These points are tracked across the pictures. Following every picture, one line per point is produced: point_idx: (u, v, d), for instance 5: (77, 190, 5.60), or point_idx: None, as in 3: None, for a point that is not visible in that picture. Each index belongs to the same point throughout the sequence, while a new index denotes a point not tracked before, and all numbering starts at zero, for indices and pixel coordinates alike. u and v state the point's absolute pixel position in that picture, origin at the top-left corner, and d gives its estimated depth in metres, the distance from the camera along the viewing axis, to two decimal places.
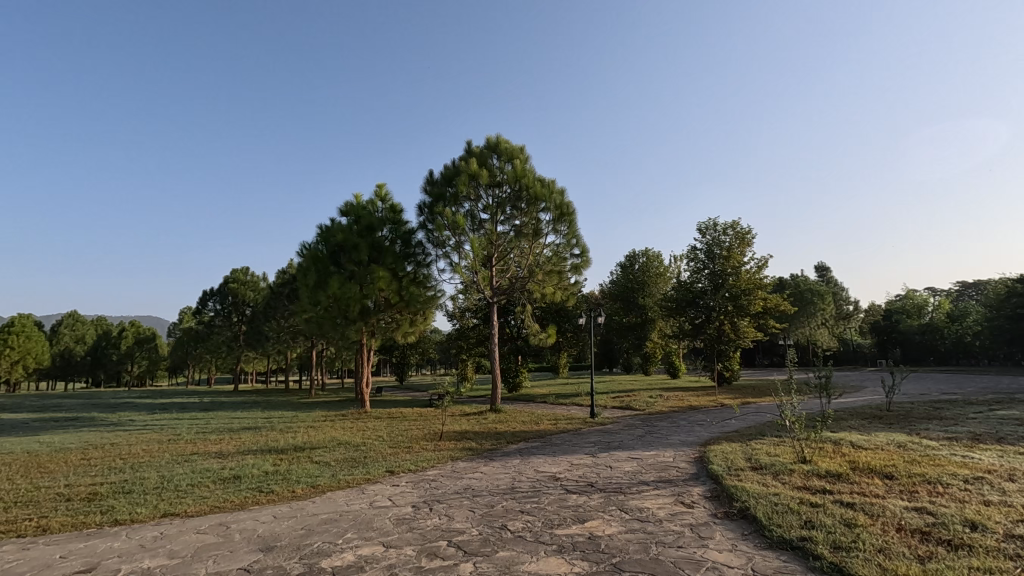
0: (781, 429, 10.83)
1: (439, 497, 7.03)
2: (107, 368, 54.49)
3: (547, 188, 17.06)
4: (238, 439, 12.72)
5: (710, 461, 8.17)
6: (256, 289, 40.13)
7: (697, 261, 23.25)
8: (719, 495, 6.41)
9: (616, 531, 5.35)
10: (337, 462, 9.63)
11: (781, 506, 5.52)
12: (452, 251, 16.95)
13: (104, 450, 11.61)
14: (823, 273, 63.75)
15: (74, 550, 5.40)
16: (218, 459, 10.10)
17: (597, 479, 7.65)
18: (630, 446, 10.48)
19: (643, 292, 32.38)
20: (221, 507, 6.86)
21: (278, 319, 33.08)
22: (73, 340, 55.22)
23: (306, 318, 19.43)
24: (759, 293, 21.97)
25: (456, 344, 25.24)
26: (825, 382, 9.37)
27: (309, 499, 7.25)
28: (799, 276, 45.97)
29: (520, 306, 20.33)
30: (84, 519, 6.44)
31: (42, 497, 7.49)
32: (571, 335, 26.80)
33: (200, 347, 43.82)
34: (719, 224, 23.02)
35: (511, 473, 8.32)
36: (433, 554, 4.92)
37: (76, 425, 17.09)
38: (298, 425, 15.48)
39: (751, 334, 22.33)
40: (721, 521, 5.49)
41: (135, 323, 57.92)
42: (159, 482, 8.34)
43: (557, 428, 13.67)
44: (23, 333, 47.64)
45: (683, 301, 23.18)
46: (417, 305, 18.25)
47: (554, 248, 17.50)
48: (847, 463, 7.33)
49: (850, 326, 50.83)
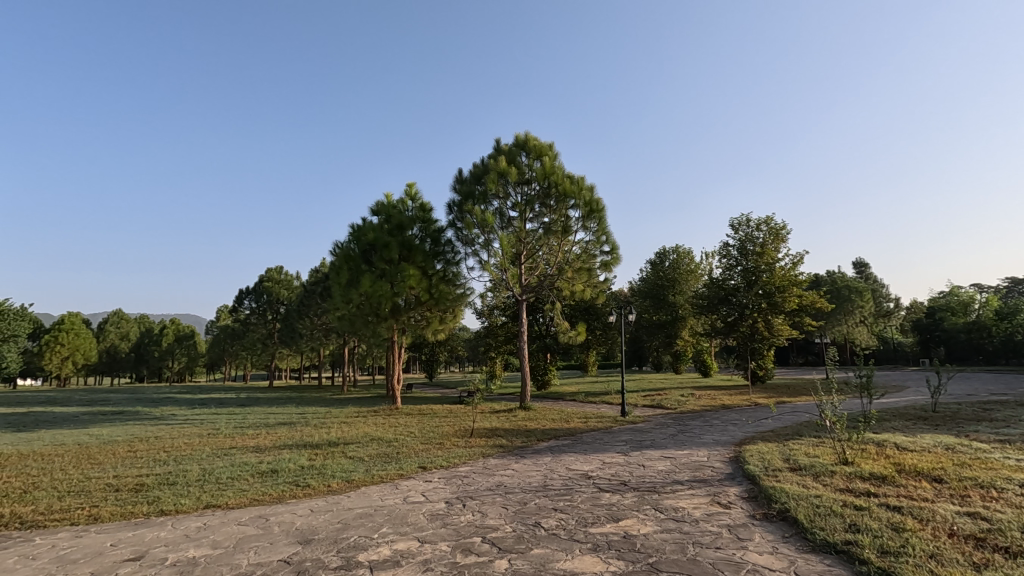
0: (820, 430, 10.51)
1: (472, 494, 7.06)
2: (150, 364, 56.76)
3: (577, 184, 16.90)
4: (275, 434, 13.02)
5: (746, 461, 7.99)
6: (291, 288, 41.14)
7: (730, 258, 22.77)
8: (756, 496, 6.28)
9: (652, 530, 5.28)
10: (371, 457, 9.77)
11: (824, 509, 5.36)
12: (481, 249, 17.03)
13: (149, 443, 12.07)
14: (861, 269, 61.97)
15: (123, 539, 5.61)
16: (255, 454, 10.38)
17: (631, 479, 7.56)
18: (662, 445, 10.32)
19: (673, 290, 31.96)
20: (260, 500, 7.05)
21: (312, 316, 33.81)
22: (118, 337, 57.70)
23: (338, 317, 19.73)
24: (795, 290, 21.41)
25: (485, 342, 25.41)
26: (866, 382, 9.02)
27: (343, 493, 7.36)
28: (837, 273, 44.74)
29: (550, 304, 20.16)
30: (133, 509, 6.69)
31: (92, 488, 7.81)
32: (601, 332, 26.61)
33: (237, 344, 45.10)
34: (753, 220, 22.52)
35: (543, 471, 8.30)
36: (468, 549, 4.95)
37: (122, 419, 17.81)
38: (331, 420, 15.76)
39: (787, 332, 21.72)
40: (760, 522, 5.37)
41: (175, 322, 59.94)
42: (201, 474, 8.60)
43: (588, 426, 13.60)
44: (72, 330, 49.90)
45: (715, 298, 22.78)
46: (446, 302, 18.67)
47: (584, 246, 17.39)
48: (893, 465, 7.08)
49: (891, 324, 49.15)
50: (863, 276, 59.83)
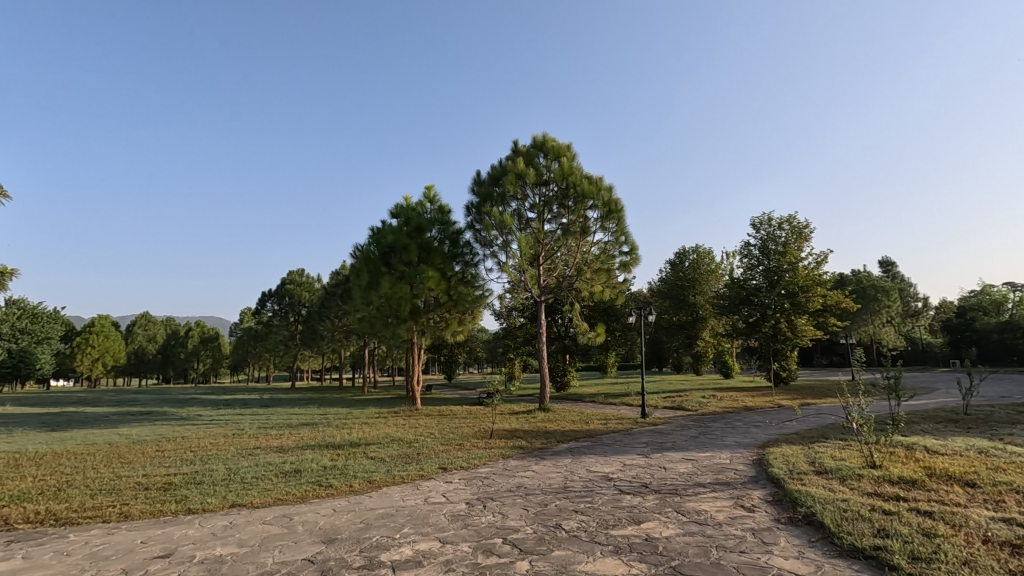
0: (846, 433, 10.30)
1: (492, 495, 7.07)
2: (176, 365, 57.97)
3: (595, 184, 16.83)
4: (298, 435, 13.22)
5: (770, 464, 7.86)
6: (312, 290, 41.61)
7: (751, 258, 22.48)
8: (781, 500, 6.18)
9: (675, 533, 5.23)
10: (392, 458, 9.87)
11: (851, 513, 5.25)
12: (499, 250, 17.05)
13: (177, 443, 12.33)
14: (887, 268, 60.59)
15: (153, 537, 5.74)
16: (279, 454, 10.54)
17: (652, 480, 7.50)
18: (683, 447, 10.21)
19: (693, 290, 31.63)
20: (284, 499, 7.16)
21: (333, 318, 34.23)
22: (146, 339, 59.07)
23: (359, 318, 19.99)
24: (819, 289, 21.02)
25: (504, 343, 25.47)
26: (894, 383, 8.80)
27: (365, 493, 7.45)
28: (862, 272, 43.86)
29: (569, 306, 20.10)
30: (162, 507, 6.85)
31: (122, 486, 8.01)
32: (621, 334, 26.52)
33: (259, 345, 45.82)
34: (774, 219, 22.24)
35: (564, 472, 8.27)
36: (488, 551, 4.96)
37: (150, 419, 18.20)
38: (353, 421, 15.97)
39: (810, 332, 21.36)
40: (786, 526, 5.28)
41: (200, 323, 61.16)
42: (226, 474, 8.77)
43: (608, 427, 13.53)
44: (102, 333, 51.19)
45: (737, 298, 22.47)
46: (465, 303, 18.76)
47: (602, 246, 17.31)
48: (923, 468, 6.90)
49: (919, 325, 47.88)
50: (890, 275, 58.31)
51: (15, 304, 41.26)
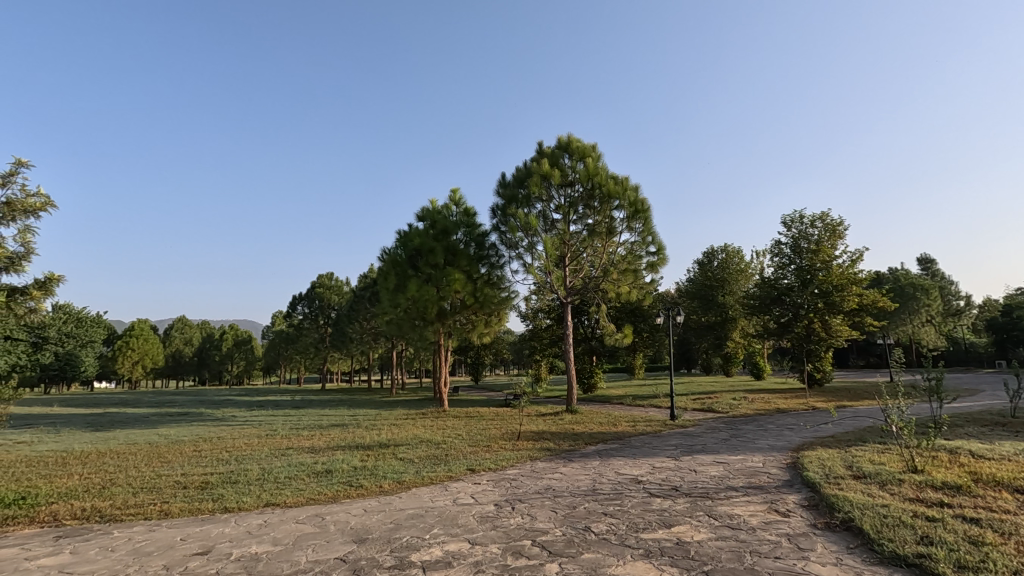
0: (885, 436, 9.96)
1: (520, 496, 7.07)
2: (211, 368, 59.60)
3: (621, 184, 16.70)
4: (329, 435, 13.47)
5: (805, 468, 7.67)
6: (341, 293, 42.22)
7: (782, 256, 22.05)
8: (818, 505, 6.02)
9: (707, 537, 5.14)
10: (421, 459, 9.94)
11: (891, 519, 5.08)
12: (525, 252, 17.06)
13: (213, 443, 12.67)
14: (926, 265, 58.55)
15: (192, 534, 5.91)
16: (311, 454, 10.77)
17: (683, 484, 7.39)
18: (714, 450, 10.03)
19: (722, 290, 31.11)
20: (316, 499, 7.29)
21: (361, 321, 34.74)
22: (182, 342, 60.91)
23: (387, 321, 20.31)
24: (854, 288, 20.41)
25: (530, 345, 25.47)
26: (936, 385, 8.47)
27: (395, 494, 7.54)
28: (900, 270, 42.57)
29: (595, 307, 19.98)
30: (200, 506, 7.04)
31: (162, 485, 8.28)
32: (648, 335, 26.27)
33: (290, 348, 46.74)
34: (806, 216, 21.70)
35: (592, 475, 8.22)
36: (518, 552, 4.95)
37: (187, 420, 18.77)
38: (381, 423, 16.15)
39: (846, 333, 20.74)
40: (823, 532, 5.14)
41: (234, 327, 62.77)
42: (260, 474, 8.97)
43: (636, 430, 13.37)
44: (142, 336, 52.95)
45: (768, 298, 22.01)
46: (491, 305, 18.82)
47: (629, 247, 17.17)
48: (968, 474, 6.63)
49: (961, 324, 46.05)
50: (930, 273, 56.26)
51: (59, 308, 43.03)
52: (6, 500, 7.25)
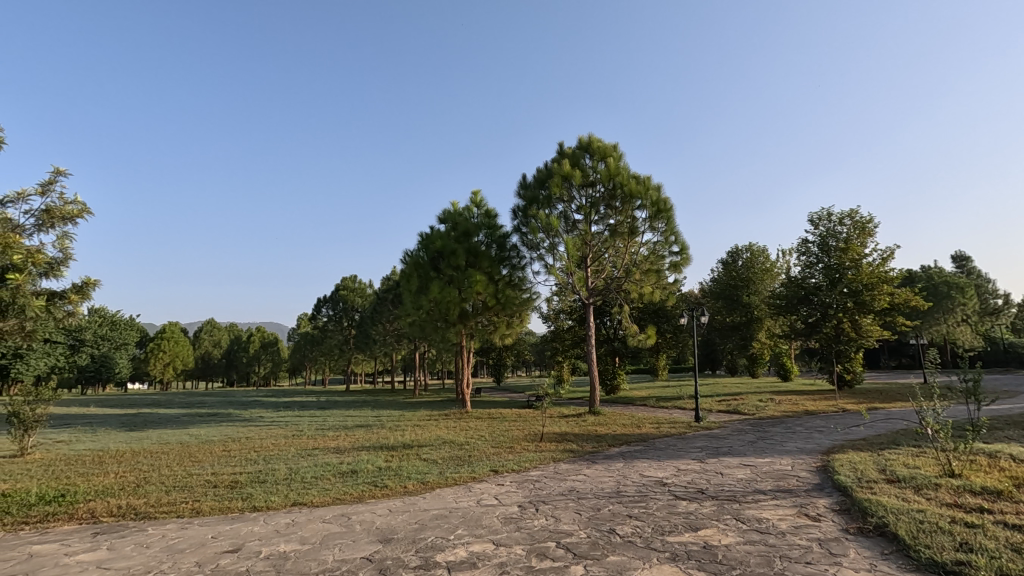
0: (920, 439, 9.66)
1: (544, 498, 7.04)
2: (239, 369, 60.91)
3: (643, 184, 16.56)
4: (354, 436, 13.64)
5: (836, 472, 7.49)
6: (364, 295, 42.63)
7: (810, 255, 21.60)
8: (849, 509, 5.87)
9: (735, 541, 5.05)
10: (444, 460, 9.99)
11: (928, 525, 4.93)
12: (546, 253, 17.04)
13: (242, 443, 12.94)
14: (962, 263, 56.67)
15: (222, 532, 6.05)
16: (336, 454, 10.94)
17: (708, 487, 7.28)
18: (741, 452, 9.88)
19: (748, 290, 30.64)
20: (342, 499, 7.38)
21: (384, 323, 35.08)
22: (211, 344, 62.39)
23: (409, 322, 20.50)
24: (885, 287, 19.82)
25: (552, 346, 25.45)
26: (974, 387, 8.18)
27: (420, 494, 7.60)
28: (934, 268, 41.36)
29: (617, 307, 19.84)
30: (230, 504, 7.20)
31: (193, 483, 8.49)
32: (672, 336, 26.02)
33: (316, 349, 47.46)
34: (834, 214, 21.23)
35: (616, 476, 8.16)
36: (542, 554, 4.94)
37: (217, 421, 19.22)
38: (405, 424, 16.27)
39: (877, 333, 20.20)
40: (855, 537, 5.01)
41: (261, 329, 64.02)
42: (287, 474, 9.12)
43: (660, 431, 13.25)
44: (172, 339, 54.34)
45: (795, 298, 21.63)
46: (513, 307, 18.81)
47: (651, 247, 17.02)
48: (1010, 479, 6.39)
49: (999, 324, 44.45)
50: (966, 271, 54.47)
51: (95, 311, 44.60)
52: (47, 497, 7.51)
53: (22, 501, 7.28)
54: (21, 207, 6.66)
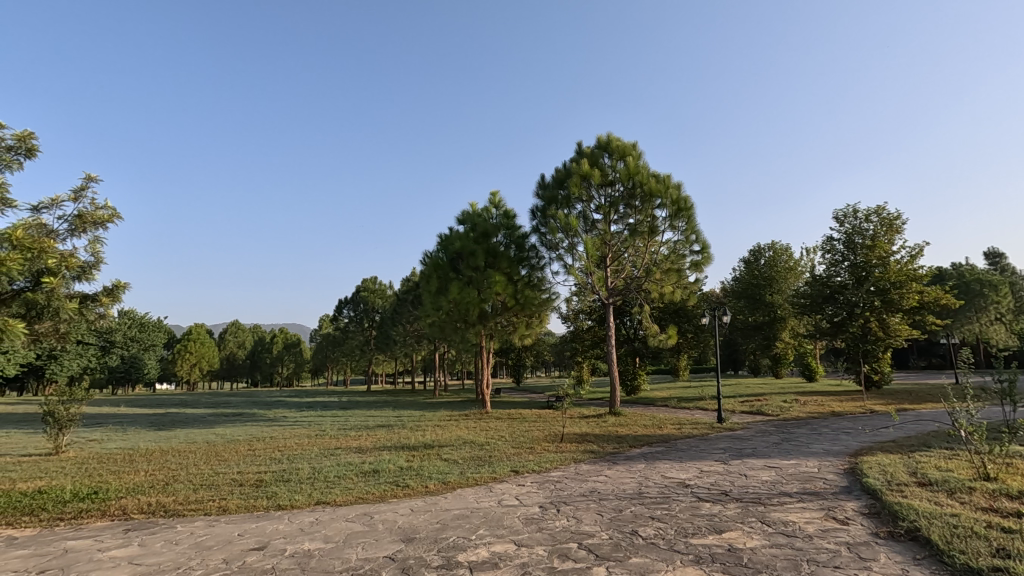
0: (952, 441, 9.40)
1: (565, 499, 7.01)
2: (263, 370, 62.00)
3: (663, 183, 16.40)
4: (375, 436, 13.76)
5: (864, 474, 7.31)
6: (384, 296, 42.98)
7: (835, 253, 21.12)
8: (879, 513, 5.72)
9: (760, 544, 4.97)
10: (465, 460, 10.02)
11: (963, 529, 4.79)
12: (565, 253, 16.99)
13: (267, 442, 13.13)
14: (996, 260, 55.03)
15: (248, 530, 6.15)
16: (358, 454, 11.04)
17: (732, 488, 7.18)
18: (765, 454, 9.72)
19: (771, 290, 30.19)
20: (365, 498, 7.45)
21: (404, 324, 35.34)
22: (236, 345, 63.60)
23: (429, 323, 20.61)
24: (913, 286, 19.42)
25: (571, 346, 25.39)
26: (1009, 387, 7.92)
27: (441, 494, 7.64)
28: (966, 266, 40.24)
29: (638, 307, 19.67)
30: (255, 502, 7.32)
31: (220, 482, 8.66)
32: (693, 335, 25.76)
33: (337, 350, 48.03)
34: (860, 210, 20.73)
35: (638, 477, 8.09)
36: (564, 555, 4.92)
37: (241, 421, 19.56)
38: (426, 424, 16.35)
39: (906, 333, 19.71)
40: (886, 542, 4.88)
41: (284, 330, 65.05)
42: (310, 473, 9.25)
43: (682, 432, 13.13)
44: (199, 340, 55.49)
45: (820, 297, 21.17)
46: (532, 307, 18.78)
47: (672, 246, 16.84)
48: None
49: None
50: (999, 268, 52.82)
51: (124, 313, 45.84)
52: (80, 494, 7.73)
53: (57, 498, 7.50)
54: (55, 213, 6.88)
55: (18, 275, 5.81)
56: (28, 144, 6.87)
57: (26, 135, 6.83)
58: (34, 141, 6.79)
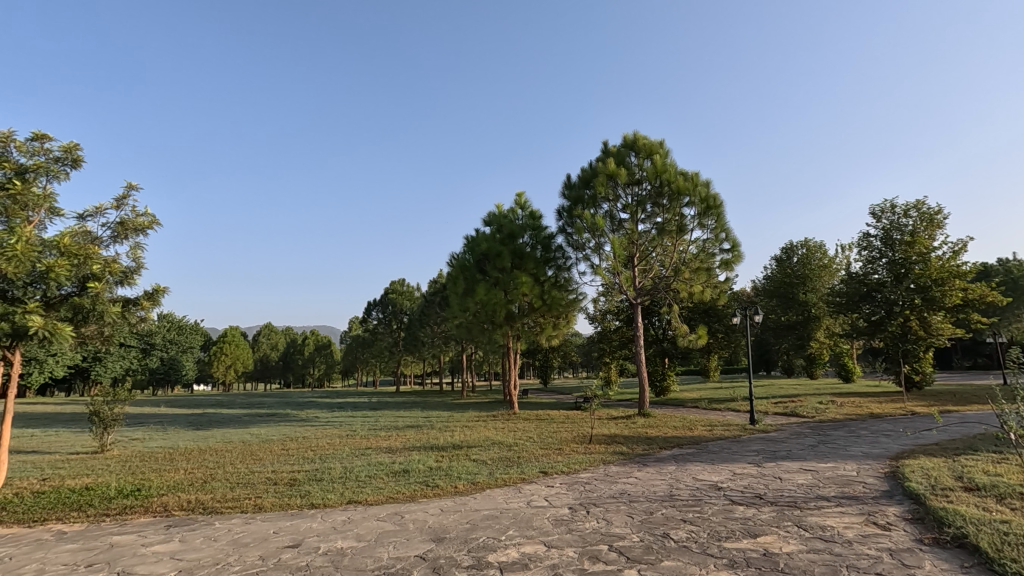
0: (1001, 445, 8.99)
1: (595, 501, 6.95)
2: (295, 371, 63.33)
3: (691, 181, 16.16)
4: (405, 436, 13.90)
5: (907, 479, 7.04)
6: (412, 298, 43.42)
7: (872, 250, 20.47)
8: (924, 518, 5.51)
9: (797, 549, 4.85)
10: (494, 461, 10.03)
11: (1014, 537, 4.58)
12: (592, 253, 16.89)
13: (300, 442, 13.37)
14: None
15: (283, 528, 6.29)
16: (388, 454, 11.16)
17: (767, 492, 7.00)
18: (801, 457, 9.46)
19: (804, 288, 29.49)
20: (396, 498, 7.53)
21: (432, 326, 35.68)
22: (269, 347, 65.11)
23: (457, 324, 20.73)
24: (957, 282, 18.68)
25: (599, 347, 25.21)
26: None
27: (470, 494, 7.68)
28: (1014, 261, 38.57)
29: (667, 306, 19.41)
30: (289, 501, 7.48)
31: (255, 480, 8.88)
32: (723, 335, 25.33)
33: (367, 352, 48.76)
34: (898, 205, 20.07)
35: (668, 480, 7.98)
36: (595, 557, 4.88)
37: (275, 421, 20.01)
38: (454, 424, 16.44)
39: (949, 331, 18.95)
40: (931, 548, 4.70)
41: (315, 332, 66.42)
42: (342, 472, 9.39)
43: (714, 434, 12.90)
44: (234, 342, 56.99)
45: (856, 295, 20.57)
46: (559, 308, 18.70)
47: (701, 244, 16.58)
48: None
49: None
50: None
51: (164, 316, 47.49)
52: (124, 491, 8.02)
53: (104, 495, 7.80)
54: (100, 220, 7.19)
55: (65, 281, 6.09)
56: (74, 155, 7.20)
57: (72, 147, 7.16)
58: (78, 152, 7.09)
